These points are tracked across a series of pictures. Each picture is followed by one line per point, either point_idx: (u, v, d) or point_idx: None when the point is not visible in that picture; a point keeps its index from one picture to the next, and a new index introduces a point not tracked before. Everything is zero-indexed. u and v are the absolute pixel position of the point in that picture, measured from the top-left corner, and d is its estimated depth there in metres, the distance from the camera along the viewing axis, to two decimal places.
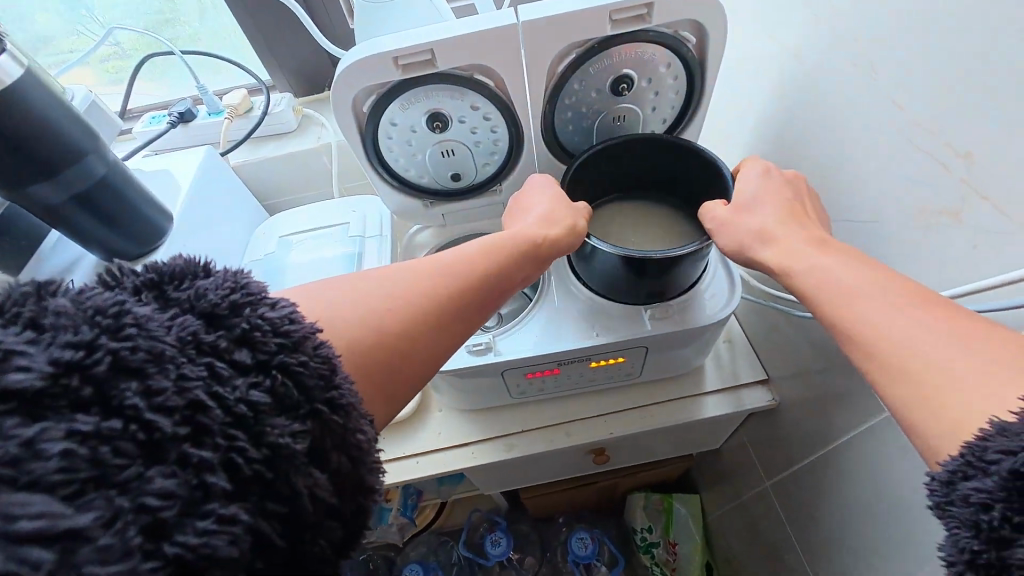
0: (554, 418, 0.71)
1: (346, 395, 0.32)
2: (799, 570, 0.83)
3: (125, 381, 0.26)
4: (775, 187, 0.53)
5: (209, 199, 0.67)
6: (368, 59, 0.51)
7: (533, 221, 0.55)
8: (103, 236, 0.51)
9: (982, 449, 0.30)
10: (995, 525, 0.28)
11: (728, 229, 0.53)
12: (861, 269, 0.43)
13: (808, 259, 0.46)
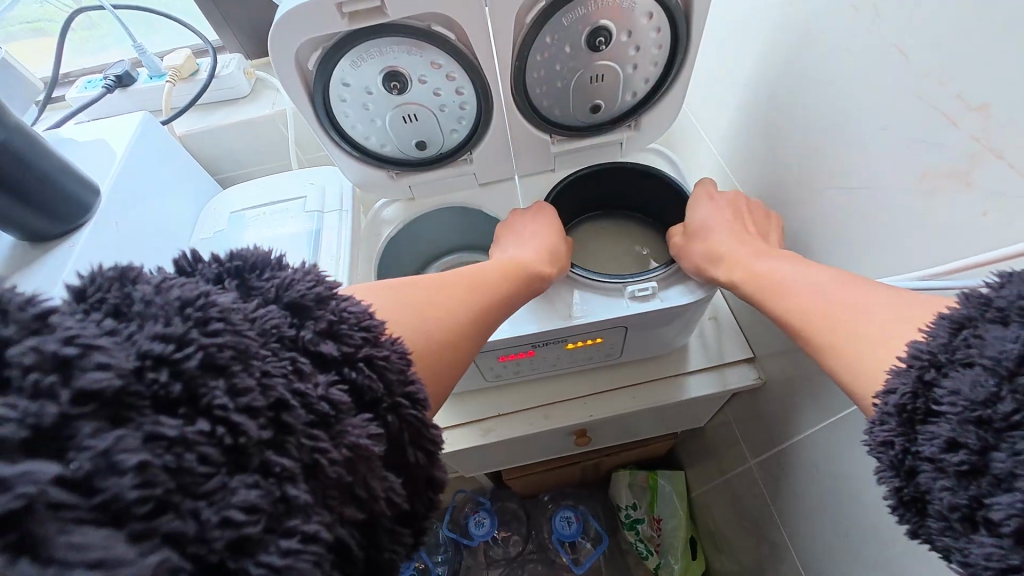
0: (532, 401, 0.68)
1: (421, 389, 0.32)
2: (782, 546, 0.82)
3: (213, 379, 0.24)
4: (721, 212, 0.56)
5: (147, 168, 0.60)
6: (308, 6, 0.45)
7: (532, 251, 0.55)
8: (18, 214, 0.46)
9: (882, 396, 0.32)
10: (903, 457, 0.31)
11: (690, 248, 0.55)
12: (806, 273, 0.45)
13: (747, 273, 0.50)
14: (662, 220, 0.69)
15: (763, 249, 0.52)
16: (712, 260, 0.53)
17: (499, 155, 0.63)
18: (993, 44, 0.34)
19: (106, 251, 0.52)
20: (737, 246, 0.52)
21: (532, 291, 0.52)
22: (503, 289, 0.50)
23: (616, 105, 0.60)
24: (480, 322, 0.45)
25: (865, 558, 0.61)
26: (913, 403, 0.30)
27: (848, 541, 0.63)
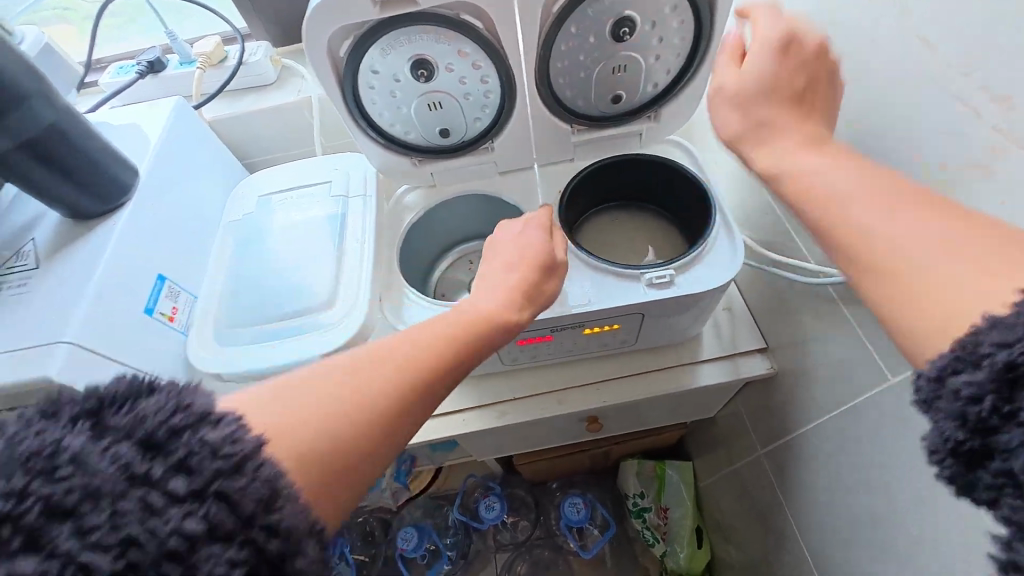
0: (547, 386, 0.70)
1: (286, 517, 0.29)
2: (789, 537, 0.83)
3: (57, 526, 0.25)
4: (785, 77, 0.43)
5: (182, 152, 0.62)
6: None
7: (497, 295, 0.47)
8: (64, 194, 0.48)
9: (973, 344, 0.27)
10: (984, 415, 0.26)
11: (732, 117, 0.45)
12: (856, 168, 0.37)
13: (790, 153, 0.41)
14: (677, 214, 0.69)
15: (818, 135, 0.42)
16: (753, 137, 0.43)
17: (520, 144, 0.64)
18: (1005, 38, 0.35)
19: (144, 230, 0.53)
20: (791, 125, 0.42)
21: (493, 345, 0.45)
22: (448, 352, 0.42)
23: (637, 96, 0.61)
24: (432, 383, 0.40)
25: (869, 547, 0.62)
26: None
27: (853, 529, 0.65)
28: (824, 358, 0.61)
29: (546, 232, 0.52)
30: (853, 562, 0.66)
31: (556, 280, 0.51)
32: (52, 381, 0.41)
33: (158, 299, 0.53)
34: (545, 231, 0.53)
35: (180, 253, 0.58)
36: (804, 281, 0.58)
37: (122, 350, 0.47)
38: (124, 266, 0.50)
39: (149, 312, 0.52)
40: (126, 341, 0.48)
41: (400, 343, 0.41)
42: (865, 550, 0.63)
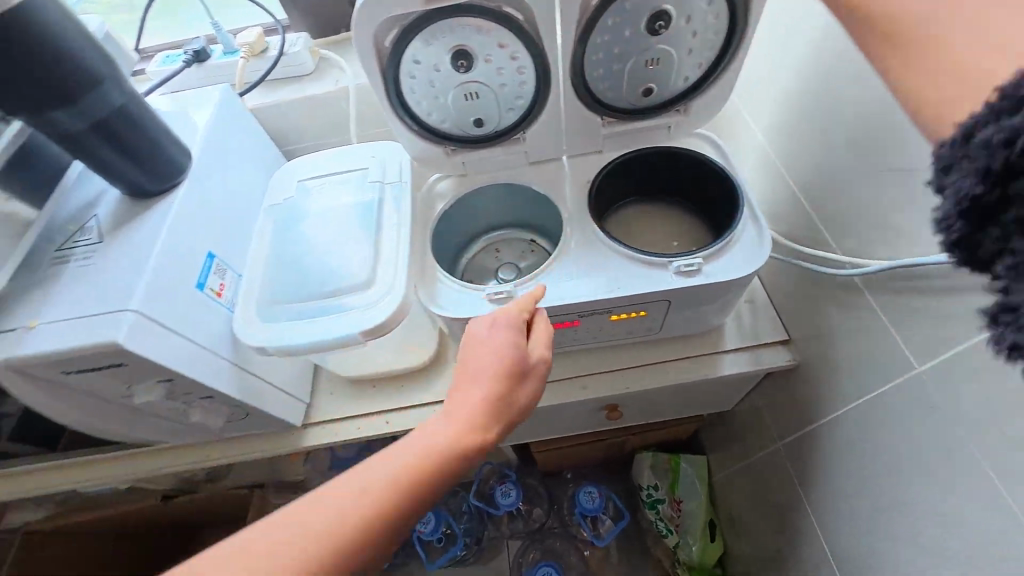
0: (571, 372, 0.72)
1: None
2: (804, 529, 0.84)
3: None
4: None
5: (228, 137, 0.65)
6: None
7: (464, 413, 0.43)
8: (127, 173, 0.51)
9: (1013, 93, 0.27)
10: (1007, 163, 0.27)
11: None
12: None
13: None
14: (704, 207, 0.71)
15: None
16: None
17: (551, 134, 0.66)
18: None
19: (197, 209, 0.56)
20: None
21: (461, 470, 0.42)
22: (407, 491, 0.40)
23: (669, 90, 0.62)
24: (384, 530, 0.38)
25: (884, 538, 0.63)
26: None
27: (869, 520, 0.66)
28: (847, 350, 0.63)
29: (517, 335, 0.48)
30: (867, 552, 0.67)
31: (528, 387, 0.47)
32: (118, 346, 0.44)
33: (208, 275, 0.56)
34: (516, 330, 0.48)
35: (226, 233, 0.61)
36: (829, 272, 0.59)
37: (178, 321, 0.50)
38: (179, 242, 0.53)
39: (200, 286, 0.55)
40: (181, 313, 0.51)
41: (354, 486, 0.39)
42: (880, 541, 0.64)
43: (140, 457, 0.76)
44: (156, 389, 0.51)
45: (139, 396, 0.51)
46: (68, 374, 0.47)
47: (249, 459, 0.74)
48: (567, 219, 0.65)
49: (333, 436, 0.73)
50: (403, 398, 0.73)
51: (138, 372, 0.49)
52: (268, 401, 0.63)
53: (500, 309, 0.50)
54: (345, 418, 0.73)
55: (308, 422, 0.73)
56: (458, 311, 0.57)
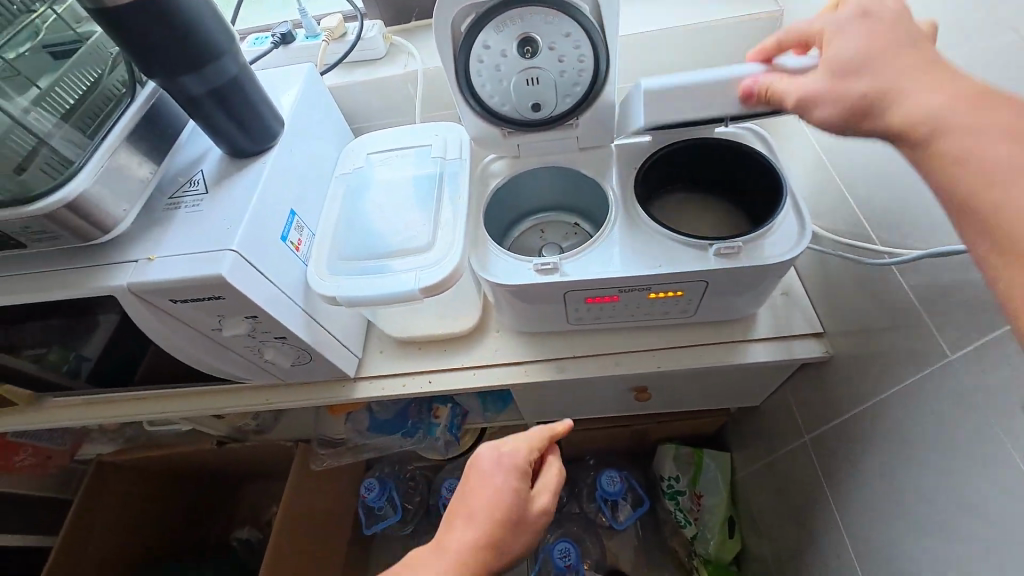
0: (605, 348, 0.76)
1: None
2: (825, 525, 0.85)
3: None
4: (883, 36, 0.41)
5: (312, 110, 0.73)
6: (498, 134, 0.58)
7: (459, 552, 0.51)
8: (230, 133, 0.58)
9: None
10: None
11: (829, 99, 0.43)
12: (942, 80, 0.37)
13: (870, 87, 0.40)
14: (745, 198, 0.73)
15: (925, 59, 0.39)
16: (836, 81, 0.42)
17: (604, 121, 0.70)
18: None
19: (286, 170, 0.64)
20: (895, 52, 0.40)
21: None
22: None
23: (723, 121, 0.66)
24: None
25: (905, 529, 0.64)
26: None
27: (892, 513, 0.67)
28: (880, 343, 0.64)
29: (520, 482, 0.56)
30: (887, 545, 0.69)
31: (522, 535, 0.54)
32: (222, 279, 0.51)
33: (290, 229, 0.63)
34: (517, 477, 0.56)
35: (305, 194, 0.68)
36: (868, 263, 0.61)
37: (267, 265, 0.57)
38: (271, 196, 0.60)
39: (283, 238, 0.61)
40: (269, 259, 0.58)
41: None
42: (902, 532, 0.65)
43: (209, 397, 0.85)
44: (242, 325, 0.58)
45: (228, 329, 0.58)
46: (175, 304, 0.54)
47: (304, 405, 0.81)
48: (612, 202, 0.69)
49: (381, 391, 0.79)
50: (447, 360, 0.79)
51: (231, 307, 0.56)
52: (329, 349, 0.70)
53: (511, 449, 0.58)
54: (392, 375, 0.80)
55: (359, 376, 0.80)
56: (507, 278, 0.63)
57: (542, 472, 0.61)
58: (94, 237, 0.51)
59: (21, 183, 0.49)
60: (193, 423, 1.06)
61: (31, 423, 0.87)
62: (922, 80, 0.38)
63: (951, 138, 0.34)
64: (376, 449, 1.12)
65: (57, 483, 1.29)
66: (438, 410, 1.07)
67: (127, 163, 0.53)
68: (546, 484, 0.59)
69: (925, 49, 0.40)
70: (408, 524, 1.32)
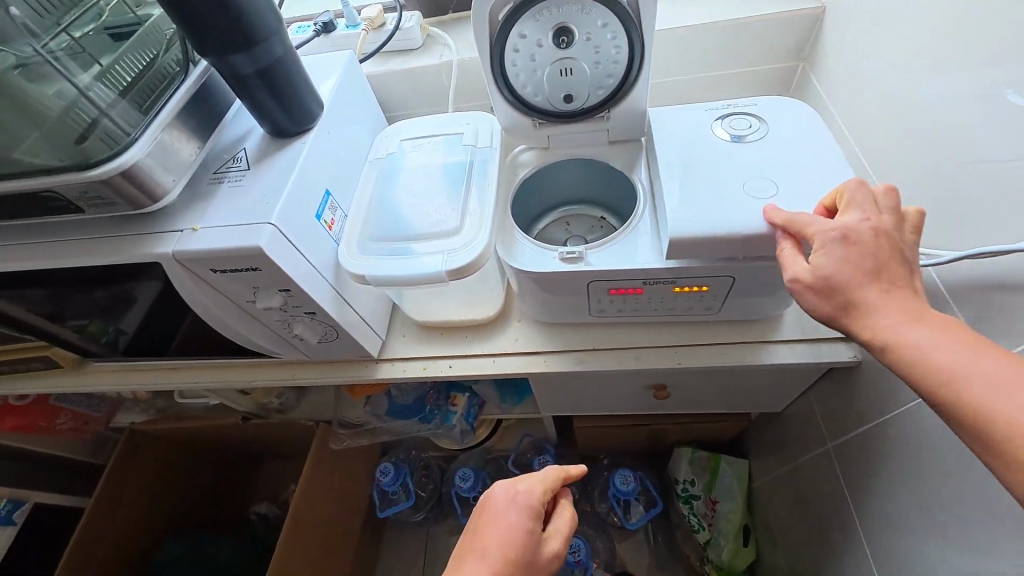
0: (626, 341, 0.76)
1: None
2: (847, 537, 0.82)
3: None
4: (857, 259, 0.46)
5: (349, 96, 0.75)
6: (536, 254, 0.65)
7: None
8: (274, 113, 0.61)
9: None
10: None
11: (812, 297, 0.48)
12: (898, 303, 0.44)
13: (845, 297, 0.46)
14: None
15: (885, 284, 0.45)
16: (815, 291, 0.48)
17: (635, 114, 0.70)
18: None
19: (324, 151, 0.66)
20: (865, 279, 0.45)
21: None
22: None
23: None
24: None
25: (930, 541, 0.62)
26: None
27: (918, 524, 0.65)
28: None
29: (533, 522, 0.57)
30: (911, 557, 0.66)
31: None
32: (260, 250, 0.54)
33: (324, 208, 0.65)
34: (530, 517, 0.57)
35: (340, 176, 0.70)
36: None
37: (302, 241, 0.60)
38: (309, 175, 0.62)
39: (318, 217, 0.64)
40: (305, 235, 0.60)
41: None
42: (926, 544, 0.63)
43: (238, 371, 0.88)
44: (275, 298, 0.61)
45: (261, 301, 0.61)
46: (214, 274, 0.57)
47: (327, 382, 0.84)
48: (640, 195, 0.69)
49: (403, 372, 0.81)
50: (469, 346, 0.80)
51: (267, 279, 0.58)
52: (355, 327, 0.72)
53: (526, 489, 0.59)
54: (414, 357, 0.81)
55: (382, 357, 0.82)
56: (531, 265, 0.64)
57: (554, 516, 0.62)
58: (144, 205, 0.54)
59: (82, 151, 0.52)
60: (219, 397, 1.11)
61: (74, 387, 0.92)
62: (888, 302, 0.44)
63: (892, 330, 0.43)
64: (393, 434, 1.14)
65: (91, 449, 1.36)
66: (455, 399, 1.08)
67: (178, 136, 0.56)
68: (558, 528, 0.59)
69: (885, 256, 0.46)
70: (419, 511, 1.34)
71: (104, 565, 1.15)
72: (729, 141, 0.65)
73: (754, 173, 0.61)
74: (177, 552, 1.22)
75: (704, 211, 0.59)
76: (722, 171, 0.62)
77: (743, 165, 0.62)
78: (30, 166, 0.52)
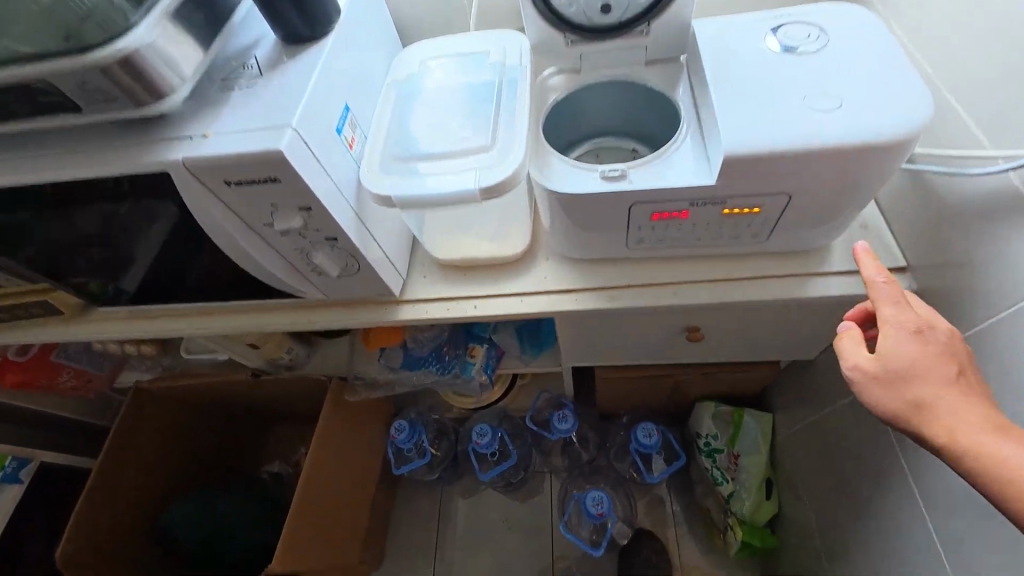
0: (662, 278, 0.71)
1: None
2: (878, 484, 0.80)
3: None
4: (934, 356, 0.46)
5: (365, 9, 0.69)
6: (573, 175, 0.60)
7: None
8: (287, 12, 0.55)
9: None
10: None
11: (877, 390, 0.47)
12: (975, 409, 0.43)
13: (916, 393, 0.45)
14: None
15: (959, 387, 0.45)
16: (883, 383, 0.47)
17: (677, 24, 0.64)
18: None
19: (342, 62, 0.61)
20: (939, 377, 0.45)
21: None
22: None
23: None
24: None
25: None
26: None
27: None
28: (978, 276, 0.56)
29: None
30: (956, 496, 0.63)
31: None
32: (281, 154, 0.49)
33: (345, 124, 0.60)
34: None
35: (359, 94, 0.65)
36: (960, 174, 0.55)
37: (322, 152, 0.55)
38: (329, 85, 0.57)
39: (338, 131, 0.59)
40: (325, 147, 0.56)
41: None
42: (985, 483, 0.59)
43: (248, 316, 0.83)
44: (295, 218, 0.56)
45: (280, 222, 0.56)
46: (228, 186, 0.52)
47: (346, 327, 0.80)
48: (684, 113, 0.64)
49: (425, 313, 0.77)
50: (496, 286, 0.76)
51: (286, 193, 0.53)
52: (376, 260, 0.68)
53: None
54: (437, 299, 0.77)
55: (402, 298, 0.78)
56: (567, 187, 0.59)
57: None
58: (147, 102, 0.49)
59: (76, 38, 0.46)
60: (230, 352, 1.07)
61: (69, 335, 0.87)
62: (964, 408, 0.43)
63: (976, 439, 0.42)
64: (410, 387, 1.11)
65: (98, 409, 1.34)
66: (474, 351, 1.06)
67: (185, 30, 0.50)
68: None
69: (962, 367, 0.46)
70: (434, 471, 1.32)
71: (116, 528, 1.14)
72: (780, 52, 0.59)
73: (811, 82, 0.55)
74: (182, 515, 1.20)
75: (757, 119, 0.53)
76: (773, 80, 0.57)
77: (796, 75, 0.57)
78: (17, 55, 0.46)
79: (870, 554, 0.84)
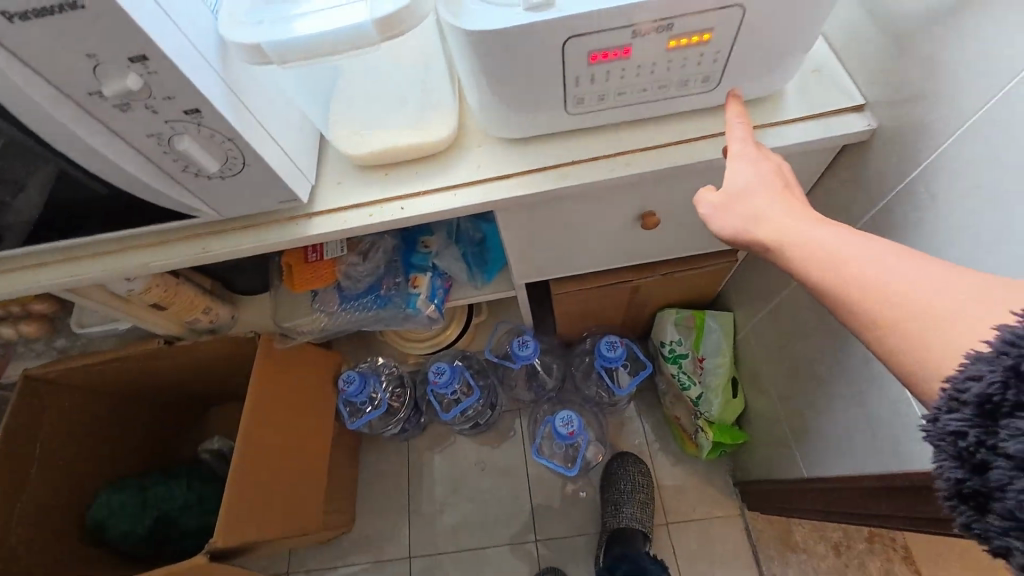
0: (611, 147, 0.63)
1: None
2: (826, 354, 0.79)
3: None
4: (769, 177, 0.48)
5: None
6: (486, 11, 0.49)
7: None
8: None
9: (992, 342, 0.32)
10: (973, 448, 0.33)
11: (722, 217, 0.48)
12: (793, 210, 0.45)
13: (749, 208, 0.47)
14: None
15: (787, 197, 0.47)
16: (728, 209, 0.48)
17: None
18: None
19: None
20: (774, 192, 0.47)
21: None
22: None
23: None
24: None
25: None
26: (1001, 395, 0.31)
27: None
28: (934, 92, 0.51)
29: None
30: None
31: None
32: None
33: None
34: None
35: None
36: None
37: None
38: None
39: None
40: None
41: None
42: None
43: (125, 256, 0.67)
44: (129, 76, 0.44)
45: (107, 84, 0.44)
46: (13, 23, 0.39)
47: (251, 253, 0.67)
48: None
49: (341, 224, 0.65)
50: (422, 183, 0.65)
51: (102, 31, 0.41)
52: (265, 147, 0.55)
53: None
54: (356, 206, 0.65)
55: (313, 210, 0.66)
56: (480, 24, 0.49)
57: None
58: None
59: None
60: (135, 320, 0.91)
61: None
62: (789, 210, 0.45)
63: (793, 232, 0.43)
64: (351, 330, 1.00)
65: None
66: (416, 280, 0.94)
67: None
68: None
69: (788, 183, 0.48)
70: (394, 424, 1.23)
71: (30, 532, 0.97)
72: None
73: None
74: (121, 503, 1.07)
75: None
76: None
77: None
78: None
79: (820, 424, 0.85)
